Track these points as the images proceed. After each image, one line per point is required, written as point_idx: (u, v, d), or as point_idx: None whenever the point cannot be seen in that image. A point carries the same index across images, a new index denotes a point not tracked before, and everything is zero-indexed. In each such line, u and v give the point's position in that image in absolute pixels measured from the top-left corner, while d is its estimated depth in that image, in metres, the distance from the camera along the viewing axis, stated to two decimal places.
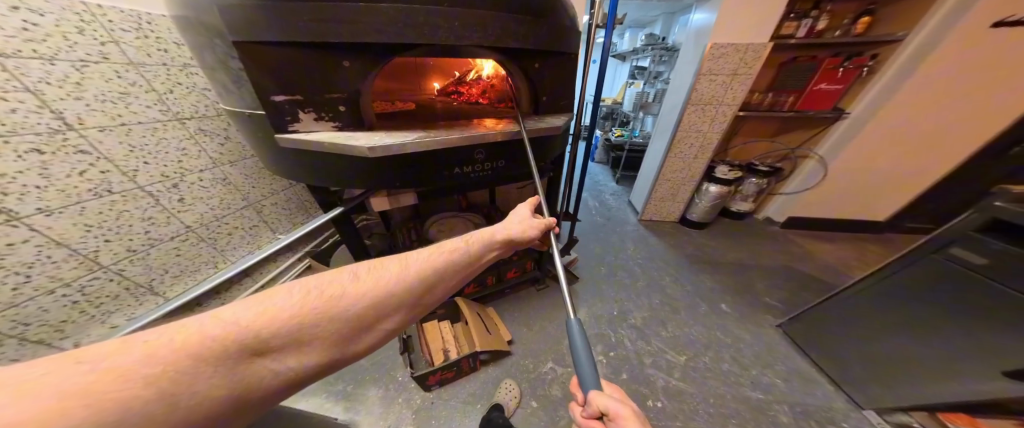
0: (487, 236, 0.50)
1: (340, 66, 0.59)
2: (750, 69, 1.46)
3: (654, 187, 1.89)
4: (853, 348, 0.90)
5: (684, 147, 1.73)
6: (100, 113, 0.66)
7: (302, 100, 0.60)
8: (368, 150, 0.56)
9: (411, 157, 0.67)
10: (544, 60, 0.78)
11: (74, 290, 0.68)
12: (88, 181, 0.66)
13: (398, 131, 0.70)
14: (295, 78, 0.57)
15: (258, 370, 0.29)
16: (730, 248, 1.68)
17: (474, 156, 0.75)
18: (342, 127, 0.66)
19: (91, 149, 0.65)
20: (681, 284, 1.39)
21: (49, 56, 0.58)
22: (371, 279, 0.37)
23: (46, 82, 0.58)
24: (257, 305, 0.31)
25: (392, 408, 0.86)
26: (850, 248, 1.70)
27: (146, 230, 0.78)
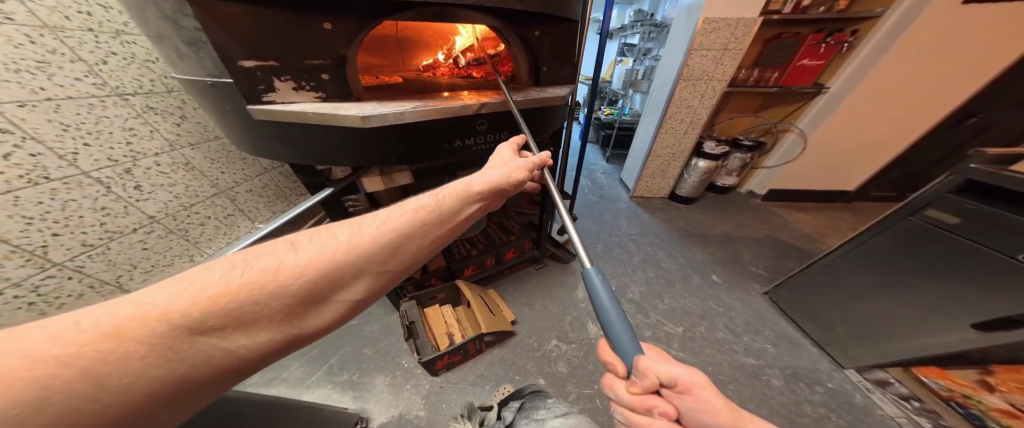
0: (460, 191, 0.49)
1: (320, 27, 0.52)
2: (741, 44, 1.46)
3: (646, 163, 1.91)
4: (835, 308, 0.97)
5: (675, 124, 1.75)
6: (16, 85, 0.54)
7: (276, 66, 0.52)
8: (362, 119, 0.51)
9: (409, 130, 0.62)
10: (544, 26, 0.73)
11: (28, 290, 0.61)
12: (17, 166, 0.55)
13: (389, 101, 0.63)
14: (266, 40, 0.49)
15: (202, 351, 0.26)
16: (717, 221, 1.75)
17: (476, 128, 0.70)
18: (327, 97, 0.59)
19: (12, 128, 0.54)
20: (674, 258, 1.44)
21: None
22: (313, 248, 0.34)
23: None
24: (180, 286, 0.27)
25: (401, 395, 0.85)
26: (825, 217, 1.82)
27: (101, 221, 0.68)
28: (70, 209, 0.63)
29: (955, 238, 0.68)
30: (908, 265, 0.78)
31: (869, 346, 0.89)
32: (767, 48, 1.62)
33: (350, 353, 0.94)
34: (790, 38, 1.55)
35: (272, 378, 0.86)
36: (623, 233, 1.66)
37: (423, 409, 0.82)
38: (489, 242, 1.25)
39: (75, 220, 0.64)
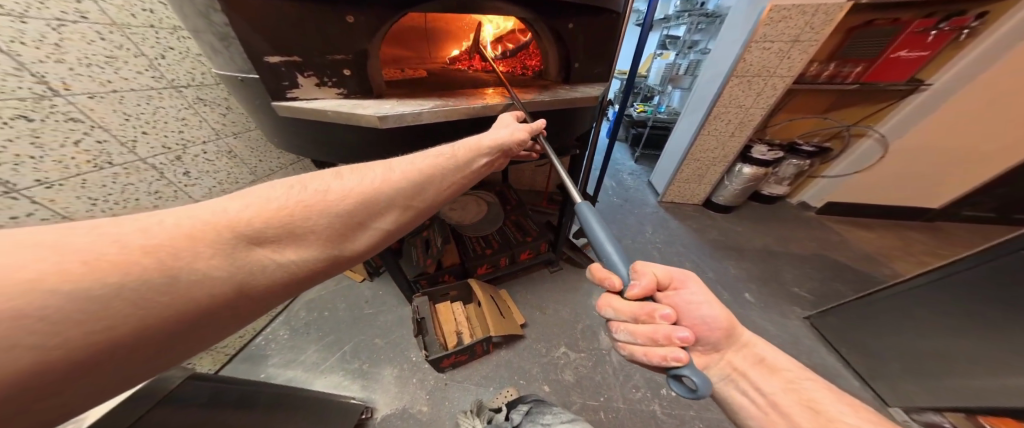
0: (473, 145, 0.49)
1: (344, 21, 0.51)
2: (818, 34, 1.27)
3: (681, 166, 1.77)
4: (889, 343, 0.83)
5: (719, 125, 1.61)
6: (86, 78, 0.60)
7: (300, 62, 0.52)
8: (379, 120, 0.50)
9: (427, 130, 0.60)
10: (580, 17, 0.66)
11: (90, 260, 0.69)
12: (87, 152, 0.62)
13: (408, 99, 0.62)
14: (292, 34, 0.49)
15: (259, 260, 0.26)
16: (757, 232, 1.57)
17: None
18: (348, 94, 0.59)
19: (83, 117, 0.60)
20: (702, 270, 1.33)
21: (18, 13, 0.50)
22: (354, 178, 0.35)
23: (20, 42, 0.51)
24: (243, 199, 0.28)
25: (406, 388, 0.87)
26: (892, 236, 1.57)
27: (152, 203, 0.76)
28: (127, 191, 0.70)
29: None
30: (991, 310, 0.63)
31: (925, 383, 0.75)
32: (849, 38, 1.38)
33: (363, 341, 0.98)
34: (886, 25, 1.29)
35: (290, 360, 0.92)
36: (648, 240, 1.57)
37: (426, 404, 0.84)
38: (505, 242, 1.23)
39: (131, 202, 0.72)
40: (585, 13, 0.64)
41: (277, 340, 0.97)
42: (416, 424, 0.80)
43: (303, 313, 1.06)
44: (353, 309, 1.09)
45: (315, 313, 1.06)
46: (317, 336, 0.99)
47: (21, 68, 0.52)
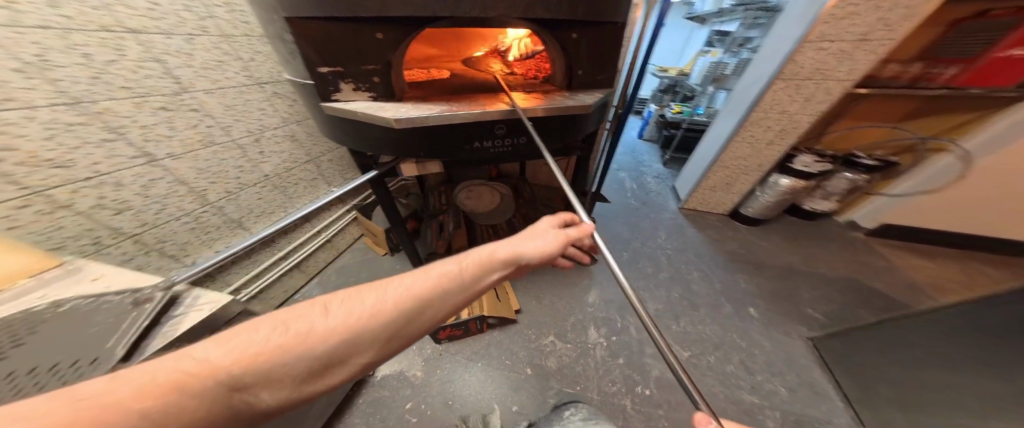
0: (493, 259, 0.41)
1: (373, 36, 0.63)
2: (891, 31, 1.08)
3: (707, 173, 1.68)
4: (881, 372, 0.79)
5: (755, 131, 1.46)
6: (203, 78, 0.79)
7: (342, 71, 0.67)
8: (394, 121, 0.62)
9: (434, 129, 0.71)
10: (583, 28, 0.69)
11: (192, 217, 0.81)
12: (199, 133, 0.80)
13: (421, 103, 0.73)
14: (337, 50, 0.63)
15: (237, 406, 0.23)
16: (781, 250, 1.47)
17: (495, 131, 0.76)
18: (377, 97, 0.72)
19: (200, 108, 0.79)
20: (709, 281, 1.31)
21: (167, 31, 0.70)
22: (348, 309, 0.29)
23: (167, 53, 0.71)
24: (224, 340, 0.24)
25: (405, 354, 1.03)
26: (960, 268, 1.35)
27: (238, 176, 0.91)
28: (222, 165, 0.86)
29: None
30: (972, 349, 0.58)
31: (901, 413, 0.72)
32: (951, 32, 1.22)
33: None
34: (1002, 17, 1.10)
35: None
36: (658, 246, 1.55)
37: (421, 370, 0.99)
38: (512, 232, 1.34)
39: (223, 173, 0.87)
40: (587, 25, 0.67)
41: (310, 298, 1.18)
42: (409, 385, 0.94)
43: (334, 277, 1.28)
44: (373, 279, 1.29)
45: (342, 280, 1.27)
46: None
47: (167, 72, 0.72)
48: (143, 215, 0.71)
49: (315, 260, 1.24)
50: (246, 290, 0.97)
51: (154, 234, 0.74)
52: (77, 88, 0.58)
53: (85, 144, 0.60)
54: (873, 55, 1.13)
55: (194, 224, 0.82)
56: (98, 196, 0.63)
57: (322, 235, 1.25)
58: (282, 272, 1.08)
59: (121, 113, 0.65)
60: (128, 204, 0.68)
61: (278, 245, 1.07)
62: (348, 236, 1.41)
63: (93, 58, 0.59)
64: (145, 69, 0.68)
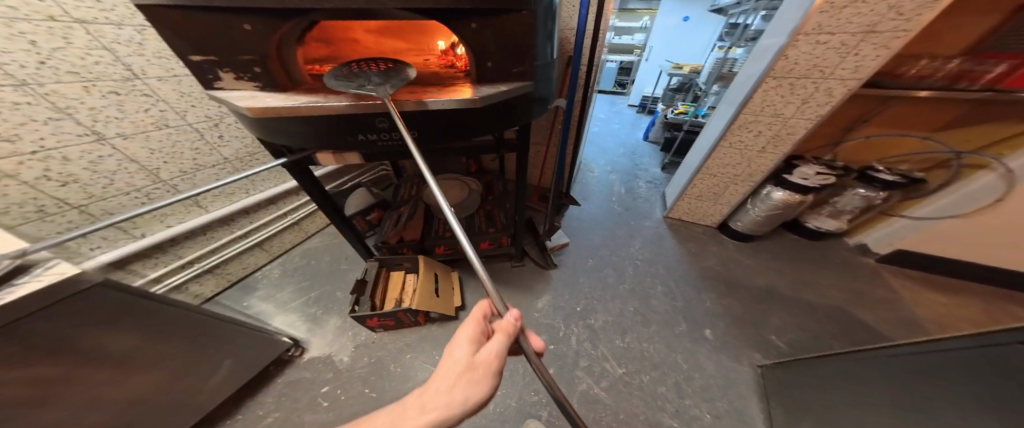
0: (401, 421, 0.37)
1: (240, 29, 0.55)
2: (908, 23, 0.85)
3: (693, 179, 1.55)
4: (824, 418, 0.72)
5: (744, 136, 1.31)
6: (157, 66, 0.81)
7: (217, 60, 0.60)
8: (248, 111, 0.56)
9: (316, 122, 0.64)
10: (482, 18, 0.66)
11: (140, 193, 0.89)
12: (152, 117, 0.84)
13: (304, 94, 0.66)
14: (202, 40, 0.56)
15: None
16: (765, 272, 1.34)
17: (376, 123, 0.68)
18: (263, 87, 0.65)
19: (153, 94, 0.82)
20: (670, 298, 1.23)
21: (118, 21, 0.72)
22: None
23: (118, 42, 0.73)
24: None
25: (340, 338, 1.10)
26: (982, 309, 1.16)
27: (193, 157, 0.97)
28: (177, 147, 0.92)
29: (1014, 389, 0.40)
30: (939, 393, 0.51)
31: None
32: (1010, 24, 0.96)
33: (328, 292, 1.23)
34: None
35: (269, 295, 1.19)
36: (628, 255, 1.45)
37: (348, 356, 1.05)
38: (468, 228, 1.32)
39: (176, 155, 0.92)
40: (482, 15, 0.64)
41: (269, 276, 1.26)
42: (332, 370, 1.01)
43: (298, 258, 1.36)
44: (332, 263, 1.35)
45: (302, 262, 1.34)
46: (297, 280, 1.26)
47: (117, 59, 0.74)
48: (89, 188, 0.79)
49: (280, 241, 1.32)
50: (202, 261, 1.06)
51: (99, 206, 0.83)
52: (23, 73, 0.63)
53: (32, 122, 0.66)
54: (881, 51, 0.91)
55: (142, 199, 0.90)
56: (43, 169, 0.71)
57: (291, 217, 1.33)
58: (242, 249, 1.17)
59: (69, 95, 0.70)
60: (74, 177, 0.76)
61: (238, 223, 1.14)
62: (319, 220, 1.48)
63: (39, 45, 0.63)
64: (94, 56, 0.71)
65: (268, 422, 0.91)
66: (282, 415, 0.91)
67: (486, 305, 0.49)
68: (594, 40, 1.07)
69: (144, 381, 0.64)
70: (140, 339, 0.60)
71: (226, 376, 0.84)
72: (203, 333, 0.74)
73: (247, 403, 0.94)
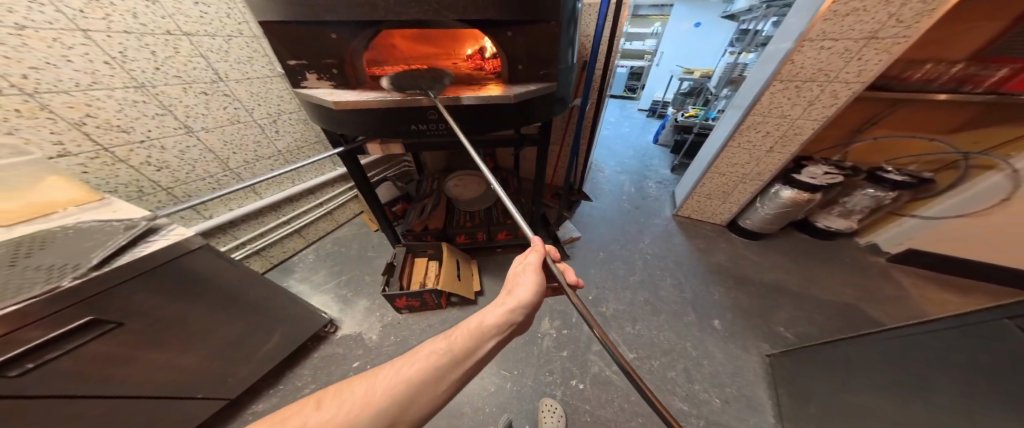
0: (473, 328, 0.41)
1: (329, 37, 0.73)
2: (907, 31, 0.90)
3: (702, 179, 1.61)
4: (823, 402, 0.77)
5: (752, 136, 1.36)
6: (236, 70, 0.99)
7: (307, 64, 0.77)
8: (335, 104, 0.70)
9: (377, 115, 0.78)
10: (518, 28, 0.77)
11: (213, 179, 1.04)
12: (228, 113, 1.01)
13: (370, 91, 0.82)
14: (301, 49, 0.74)
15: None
16: (774, 269, 1.38)
17: (427, 116, 0.81)
18: (337, 85, 0.83)
19: (230, 94, 0.99)
20: (679, 290, 1.29)
21: (212, 34, 0.90)
22: (336, 405, 0.33)
23: (211, 51, 0.91)
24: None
25: (368, 318, 1.17)
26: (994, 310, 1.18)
27: (255, 149, 1.12)
28: (244, 140, 1.08)
29: (1004, 366, 0.43)
30: (920, 362, 0.57)
31: None
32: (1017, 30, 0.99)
33: (357, 276, 1.34)
34: None
35: (305, 278, 1.30)
36: (638, 250, 1.51)
37: (376, 335, 1.12)
38: (487, 219, 1.42)
39: (242, 146, 1.08)
40: (519, 25, 0.76)
41: (305, 261, 1.38)
42: (361, 347, 1.07)
43: (329, 246, 1.47)
44: (360, 250, 1.46)
45: (332, 250, 1.45)
46: (329, 265, 1.37)
47: (208, 65, 0.92)
48: (177, 173, 0.95)
49: (315, 228, 1.44)
50: (253, 243, 1.19)
51: (181, 190, 0.98)
52: (144, 76, 0.81)
53: (144, 117, 0.84)
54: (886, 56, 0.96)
55: (214, 185, 1.05)
56: (146, 156, 0.87)
57: (326, 206, 1.46)
58: (286, 233, 1.30)
59: (172, 96, 0.87)
60: (167, 163, 0.92)
61: (282, 210, 1.27)
62: (349, 210, 1.61)
63: (157, 55, 0.82)
64: (193, 63, 0.88)
65: (307, 392, 0.97)
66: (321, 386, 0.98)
67: None
68: (610, 46, 1.17)
69: (197, 352, 0.71)
70: (211, 309, 0.69)
71: (273, 347, 0.90)
72: (260, 308, 0.81)
73: (287, 374, 1.00)
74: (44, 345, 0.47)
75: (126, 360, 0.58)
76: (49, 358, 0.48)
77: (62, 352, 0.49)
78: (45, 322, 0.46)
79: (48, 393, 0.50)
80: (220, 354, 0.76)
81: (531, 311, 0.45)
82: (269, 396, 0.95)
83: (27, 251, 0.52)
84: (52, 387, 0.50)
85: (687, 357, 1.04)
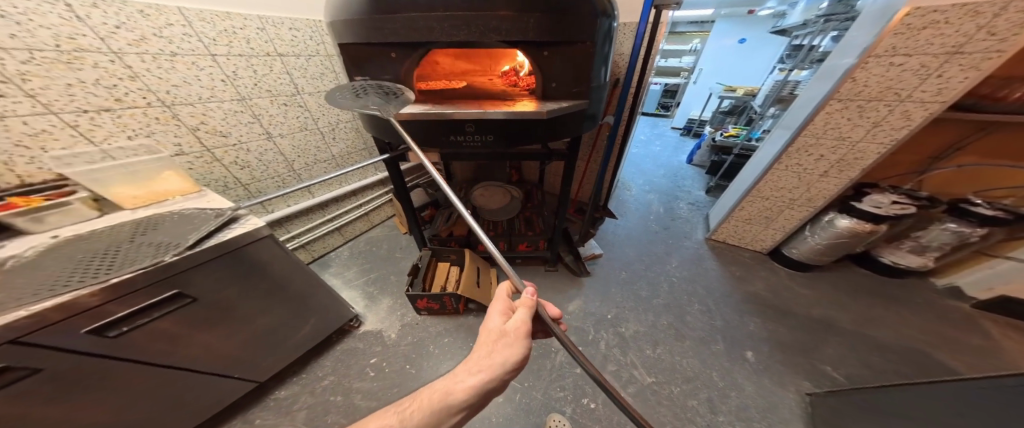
0: (442, 397, 0.45)
1: (389, 56, 0.85)
2: (1001, 44, 0.80)
3: (742, 203, 1.50)
4: None
5: (802, 159, 1.26)
6: (311, 84, 1.22)
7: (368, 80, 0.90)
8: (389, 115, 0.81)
9: (421, 126, 0.88)
10: (554, 48, 0.84)
11: (280, 177, 1.26)
12: (299, 121, 1.23)
13: (417, 104, 0.92)
14: (366, 66, 0.87)
15: None
16: (823, 304, 1.24)
17: (465, 128, 0.88)
18: None
19: (304, 105, 1.22)
20: (708, 316, 1.20)
21: (298, 54, 1.13)
22: None
23: (296, 69, 1.14)
24: None
25: (390, 316, 1.24)
26: None
27: (315, 152, 1.34)
28: (307, 144, 1.29)
29: None
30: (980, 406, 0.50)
31: None
32: None
33: (384, 275, 1.43)
34: None
35: (339, 273, 1.42)
36: (664, 271, 1.44)
37: (396, 333, 1.18)
38: (510, 230, 1.46)
39: (305, 150, 1.30)
40: (555, 45, 0.82)
41: (340, 258, 1.51)
42: (380, 344, 1.13)
43: (363, 245, 1.60)
44: (390, 251, 1.57)
45: (364, 251, 1.56)
46: (361, 264, 1.49)
47: (291, 81, 1.14)
48: (254, 172, 1.16)
49: (353, 227, 1.59)
50: (301, 237, 1.34)
51: (254, 187, 1.18)
52: (245, 91, 1.03)
53: (240, 124, 1.06)
54: (974, 72, 0.85)
55: (279, 183, 1.26)
56: (235, 157, 1.08)
57: (365, 208, 1.61)
58: (328, 231, 1.45)
59: (263, 106, 1.10)
60: (248, 163, 1.13)
61: (327, 210, 1.42)
62: (383, 212, 1.75)
63: (257, 73, 1.04)
64: (281, 78, 1.11)
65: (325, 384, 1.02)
66: (340, 376, 1.03)
67: (507, 286, 0.60)
68: (644, 64, 1.19)
69: (248, 331, 0.80)
70: (267, 291, 0.80)
71: (307, 335, 0.98)
72: (306, 294, 0.91)
73: (311, 364, 1.06)
74: (137, 312, 0.58)
75: (201, 328, 0.69)
76: (138, 324, 0.58)
77: (149, 318, 0.60)
78: (148, 290, 0.58)
79: (139, 348, 0.61)
80: (265, 336, 0.85)
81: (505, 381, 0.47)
82: (291, 384, 1.00)
83: (143, 230, 0.66)
84: (141, 345, 0.61)
85: (713, 388, 0.96)
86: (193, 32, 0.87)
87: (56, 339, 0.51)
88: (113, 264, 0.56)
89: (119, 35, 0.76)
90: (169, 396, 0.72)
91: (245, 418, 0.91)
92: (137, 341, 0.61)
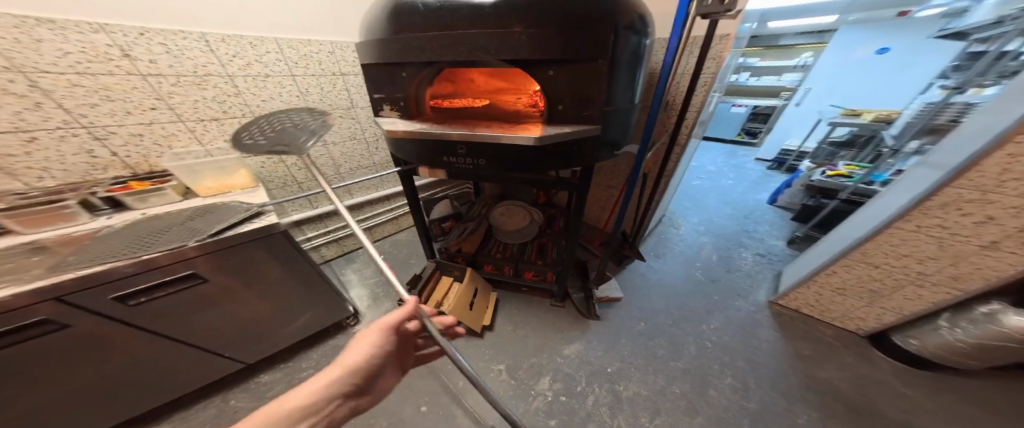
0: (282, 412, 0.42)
1: (401, 75, 0.89)
2: None
3: (835, 267, 1.08)
4: None
5: (945, 217, 0.80)
6: (364, 99, 1.40)
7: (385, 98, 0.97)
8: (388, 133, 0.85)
9: (421, 145, 0.91)
10: (559, 66, 0.74)
11: (329, 179, 1.46)
12: (350, 131, 1.42)
13: (423, 123, 0.94)
14: (384, 86, 0.95)
15: None
16: (930, 420, 0.87)
17: (456, 150, 0.87)
18: (402, 116, 0.98)
19: (357, 117, 1.41)
20: (742, 394, 0.95)
21: (355, 73, 1.31)
22: None
23: (354, 86, 1.33)
24: None
25: None
26: None
27: (360, 158, 1.52)
28: (353, 151, 1.48)
29: None
30: None
31: None
32: None
33: (390, 280, 1.51)
34: None
35: (355, 270, 1.55)
36: (697, 332, 1.16)
37: None
38: (518, 255, 1.37)
39: (352, 156, 1.49)
40: (560, 63, 0.73)
41: (363, 255, 1.66)
42: None
43: (387, 246, 1.74)
44: (405, 256, 1.66)
45: (383, 252, 1.69)
46: (377, 264, 1.60)
47: (349, 96, 1.34)
48: (308, 174, 1.37)
49: (381, 229, 1.74)
50: (336, 232, 1.53)
51: (307, 185, 1.40)
52: (312, 105, 1.25)
53: None
54: None
55: (328, 183, 1.47)
56: (295, 160, 1.31)
57: (394, 212, 1.75)
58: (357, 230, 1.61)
59: (326, 118, 1.31)
60: (304, 165, 1.34)
61: (361, 211, 1.60)
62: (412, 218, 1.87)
63: (322, 90, 1.24)
64: (341, 94, 1.31)
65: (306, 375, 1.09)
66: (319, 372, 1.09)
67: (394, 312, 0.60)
68: (690, 85, 0.99)
69: (249, 314, 0.91)
70: (270, 280, 0.90)
71: (302, 326, 1.07)
72: (313, 285, 1.02)
73: (301, 353, 1.15)
74: (154, 287, 0.70)
75: (209, 305, 0.81)
76: (155, 296, 0.71)
77: (165, 293, 0.72)
78: (169, 269, 0.70)
79: (157, 315, 0.74)
80: (264, 320, 0.96)
81: (350, 382, 0.48)
82: (274, 370, 1.09)
83: (195, 216, 0.83)
84: (159, 313, 0.74)
85: None
86: (283, 56, 1.09)
87: (91, 300, 0.64)
88: (154, 242, 0.71)
89: (234, 62, 1.00)
90: (180, 359, 0.85)
91: (227, 395, 1.01)
92: (153, 311, 0.73)
